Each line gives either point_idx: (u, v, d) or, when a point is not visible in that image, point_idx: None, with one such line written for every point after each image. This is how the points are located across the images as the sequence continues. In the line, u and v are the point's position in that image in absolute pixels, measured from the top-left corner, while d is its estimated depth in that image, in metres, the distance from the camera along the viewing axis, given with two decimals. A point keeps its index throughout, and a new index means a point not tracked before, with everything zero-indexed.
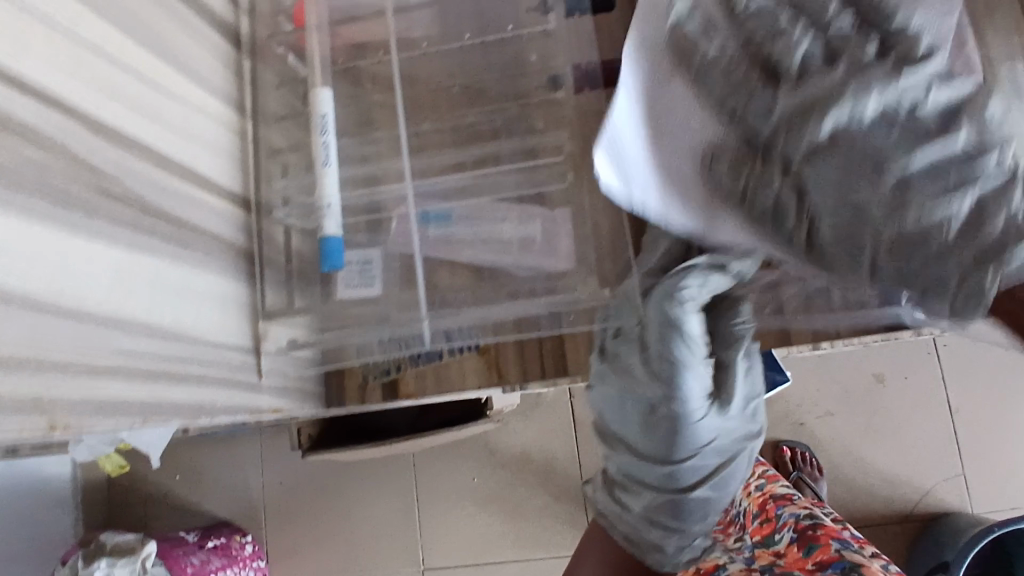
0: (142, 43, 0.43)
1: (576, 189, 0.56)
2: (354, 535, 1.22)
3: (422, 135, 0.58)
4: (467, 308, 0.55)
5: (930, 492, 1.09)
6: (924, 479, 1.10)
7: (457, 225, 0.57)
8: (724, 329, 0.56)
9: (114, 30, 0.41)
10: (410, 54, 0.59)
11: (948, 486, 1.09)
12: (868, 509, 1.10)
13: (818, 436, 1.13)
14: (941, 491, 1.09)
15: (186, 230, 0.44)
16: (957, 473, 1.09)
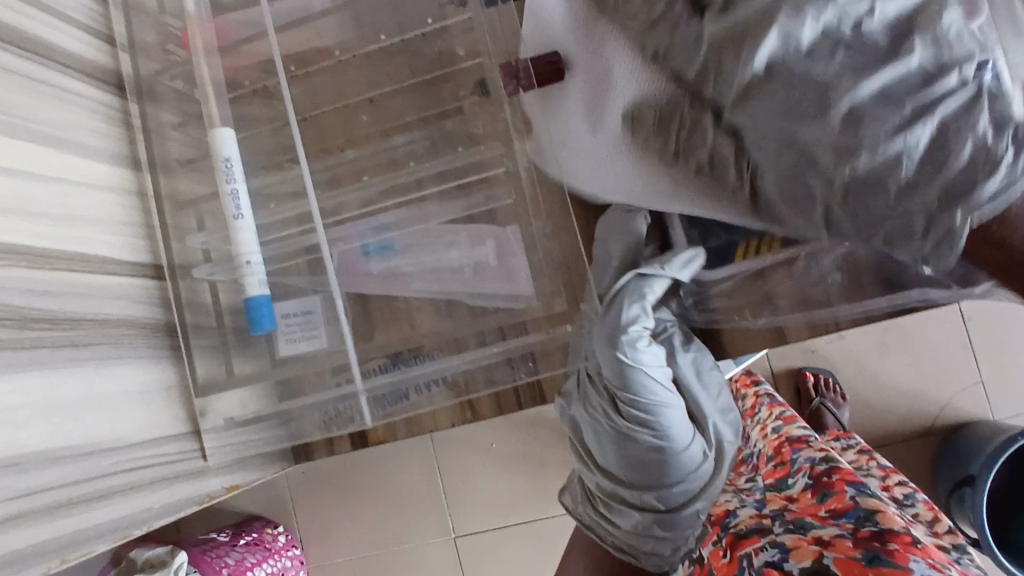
0: None
1: (529, 200, 0.49)
2: (383, 510, 1.19)
3: (350, 160, 0.51)
4: (429, 358, 0.49)
5: (948, 404, 1.03)
6: (942, 390, 1.03)
7: (400, 256, 0.51)
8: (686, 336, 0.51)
9: None
10: (323, 65, 0.52)
11: (966, 393, 1.03)
12: (888, 428, 1.04)
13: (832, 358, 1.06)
14: (959, 399, 1.03)
15: (83, 328, 0.39)
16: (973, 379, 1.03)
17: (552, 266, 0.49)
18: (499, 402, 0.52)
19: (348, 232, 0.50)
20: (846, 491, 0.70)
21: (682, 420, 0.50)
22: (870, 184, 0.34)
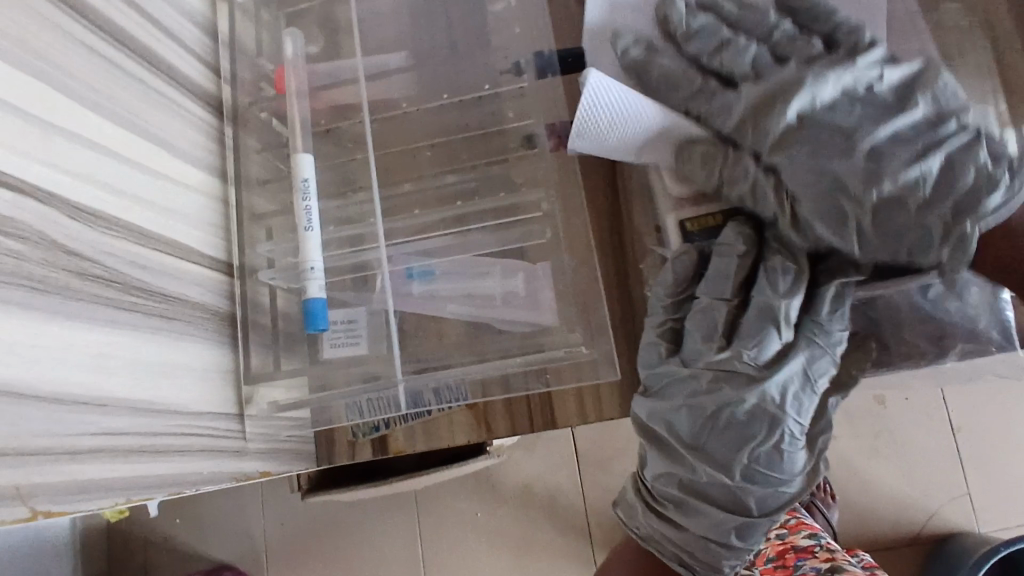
0: (121, 123, 0.44)
1: (556, 244, 0.57)
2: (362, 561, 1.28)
3: (404, 197, 0.58)
4: (453, 363, 0.55)
5: (937, 515, 1.21)
6: (931, 502, 1.21)
7: (439, 281, 0.57)
8: None
9: (95, 117, 0.42)
10: (390, 114, 0.60)
11: (954, 507, 1.21)
12: (877, 534, 1.21)
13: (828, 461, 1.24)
14: (947, 512, 1.21)
15: (167, 302, 0.45)
16: (964, 493, 1.21)
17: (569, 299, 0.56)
18: (513, 420, 0.58)
19: (394, 254, 0.57)
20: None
21: None
22: (891, 204, 0.46)
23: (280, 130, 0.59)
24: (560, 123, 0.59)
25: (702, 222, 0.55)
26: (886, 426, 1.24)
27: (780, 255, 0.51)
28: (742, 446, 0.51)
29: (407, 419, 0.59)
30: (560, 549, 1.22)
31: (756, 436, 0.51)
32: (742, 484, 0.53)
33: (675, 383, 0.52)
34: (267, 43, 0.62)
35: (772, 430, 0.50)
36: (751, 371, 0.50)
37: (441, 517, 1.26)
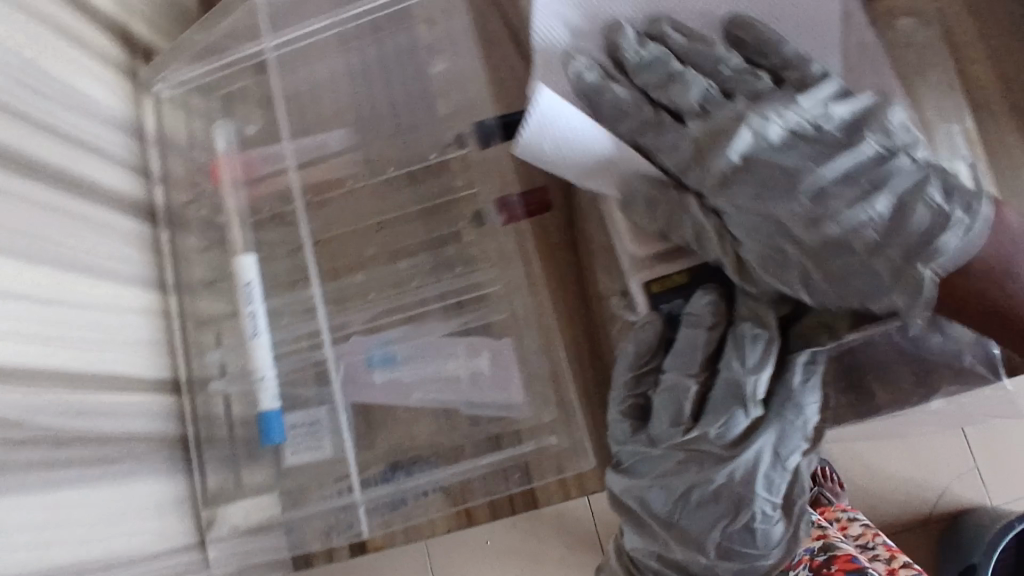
0: (45, 262, 0.42)
1: (520, 316, 0.54)
2: None
3: (357, 283, 0.56)
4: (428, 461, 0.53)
5: (947, 491, 1.05)
6: (937, 479, 1.05)
7: (402, 367, 0.54)
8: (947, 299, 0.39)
9: (19, 263, 0.40)
10: (336, 193, 0.58)
11: (965, 482, 1.05)
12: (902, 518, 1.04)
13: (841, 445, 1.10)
14: (957, 487, 1.05)
15: (109, 444, 0.43)
16: (969, 467, 1.05)
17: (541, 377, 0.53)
18: None
19: (354, 345, 0.54)
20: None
21: None
22: (837, 245, 0.42)
23: (220, 220, 0.55)
24: (508, 193, 0.55)
25: (671, 282, 0.48)
26: None
27: (748, 322, 0.46)
28: (716, 523, 0.49)
29: None
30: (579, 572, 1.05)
31: (726, 514, 0.48)
32: (717, 562, 0.50)
33: (644, 461, 0.49)
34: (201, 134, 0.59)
35: (741, 510, 0.47)
36: (718, 450, 0.47)
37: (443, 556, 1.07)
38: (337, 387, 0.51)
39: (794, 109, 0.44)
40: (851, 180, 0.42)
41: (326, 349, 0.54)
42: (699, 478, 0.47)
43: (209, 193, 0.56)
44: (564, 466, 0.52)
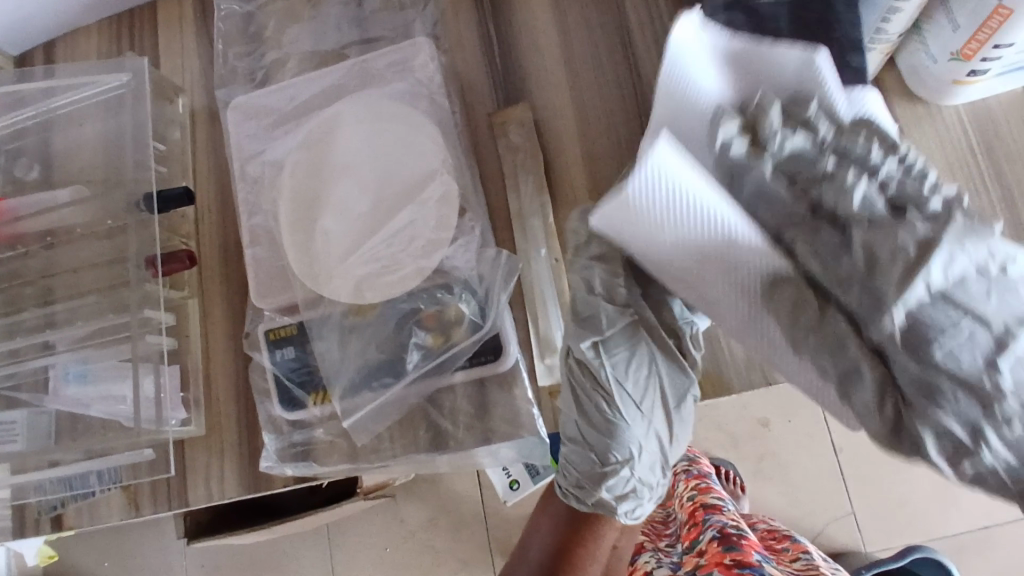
0: None
1: (186, 351, 0.67)
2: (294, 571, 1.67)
3: (60, 312, 0.68)
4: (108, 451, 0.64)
5: (829, 534, 1.37)
6: (839, 508, 1.37)
7: (89, 382, 0.66)
8: (490, 271, 0.61)
9: None
10: (66, 239, 0.70)
11: (837, 527, 1.37)
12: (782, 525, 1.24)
13: (778, 455, 1.41)
14: (830, 532, 1.37)
15: None
16: (846, 513, 1.37)
17: (194, 394, 0.66)
18: (155, 499, 0.66)
19: (59, 361, 0.67)
20: (750, 551, 0.95)
21: (418, 352, 0.60)
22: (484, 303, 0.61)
23: None
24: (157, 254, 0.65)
25: (280, 332, 0.62)
26: (768, 448, 1.41)
27: (313, 389, 0.61)
28: (305, 470, 0.61)
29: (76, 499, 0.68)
30: (438, 546, 1.63)
31: (311, 464, 0.61)
32: (340, 471, 0.62)
33: (279, 450, 0.62)
34: None
35: (315, 461, 0.61)
36: (279, 449, 0.62)
37: (348, 531, 1.67)
38: (53, 395, 0.66)
39: (469, 279, 0.60)
40: (484, 307, 0.60)
41: (31, 362, 0.67)
42: (293, 458, 0.62)
43: None
44: (207, 462, 0.65)
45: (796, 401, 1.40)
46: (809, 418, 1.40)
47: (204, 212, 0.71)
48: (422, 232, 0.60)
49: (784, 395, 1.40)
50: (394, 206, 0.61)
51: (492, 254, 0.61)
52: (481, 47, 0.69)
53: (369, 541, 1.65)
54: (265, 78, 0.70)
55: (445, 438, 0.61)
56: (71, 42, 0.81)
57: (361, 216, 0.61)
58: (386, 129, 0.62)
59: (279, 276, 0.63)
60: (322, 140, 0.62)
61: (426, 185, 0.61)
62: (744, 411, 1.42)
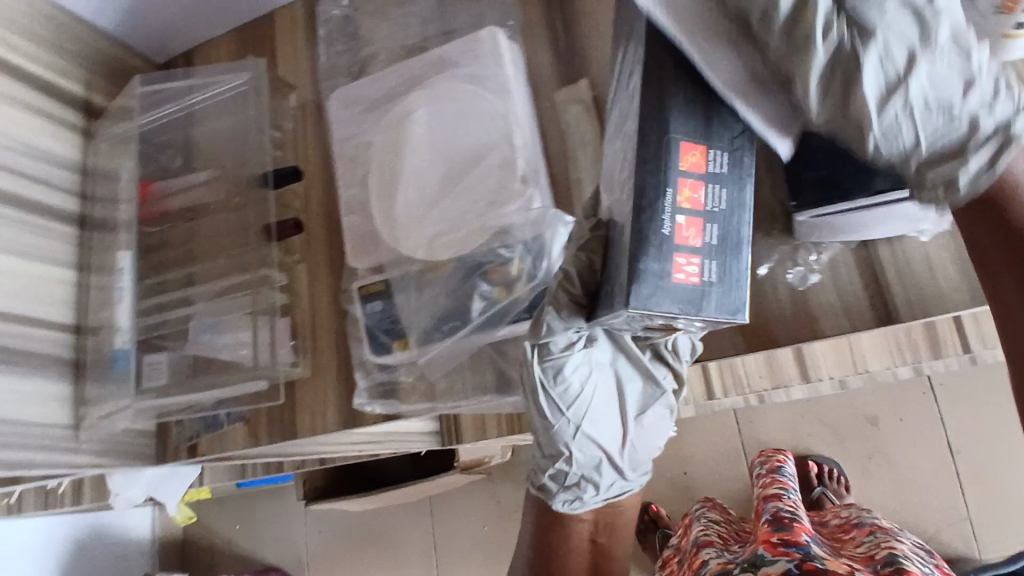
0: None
1: (295, 306, 0.79)
2: (407, 530, 1.92)
3: (197, 273, 0.82)
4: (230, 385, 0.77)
5: (937, 535, 1.45)
6: (955, 510, 1.45)
7: (217, 330, 0.79)
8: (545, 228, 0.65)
9: None
10: (203, 214, 0.84)
11: (951, 530, 1.45)
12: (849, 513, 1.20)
13: (894, 456, 1.51)
14: (945, 534, 1.45)
15: (16, 355, 0.73)
16: (963, 516, 1.44)
17: (302, 342, 0.78)
18: (271, 430, 0.79)
19: (195, 313, 0.81)
20: (801, 533, 0.93)
21: (482, 302, 0.68)
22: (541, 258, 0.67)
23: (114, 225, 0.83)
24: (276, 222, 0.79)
25: (370, 288, 0.72)
26: (877, 447, 1.52)
27: (394, 336, 0.71)
28: (389, 406, 0.71)
29: (210, 429, 0.82)
30: None
31: (394, 401, 0.71)
32: (419, 409, 0.71)
33: (369, 388, 0.72)
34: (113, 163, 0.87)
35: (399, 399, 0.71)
36: (369, 387, 0.72)
37: (452, 501, 1.88)
38: (189, 340, 0.80)
39: (525, 235, 0.66)
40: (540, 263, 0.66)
41: (173, 314, 0.82)
42: (380, 396, 0.72)
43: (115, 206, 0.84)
44: (310, 401, 0.77)
45: (913, 401, 1.50)
46: (927, 419, 1.49)
47: (311, 188, 0.83)
48: (484, 195, 0.68)
49: (901, 396, 1.51)
50: (461, 172, 0.69)
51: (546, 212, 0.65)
52: (546, 33, 0.76)
53: (472, 515, 1.84)
54: (361, 71, 0.81)
55: (510, 382, 0.69)
56: (206, 52, 0.97)
57: (433, 183, 0.69)
58: (456, 106, 0.70)
59: (370, 239, 0.73)
60: (404, 118, 0.72)
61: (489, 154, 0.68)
62: (850, 406, 1.54)
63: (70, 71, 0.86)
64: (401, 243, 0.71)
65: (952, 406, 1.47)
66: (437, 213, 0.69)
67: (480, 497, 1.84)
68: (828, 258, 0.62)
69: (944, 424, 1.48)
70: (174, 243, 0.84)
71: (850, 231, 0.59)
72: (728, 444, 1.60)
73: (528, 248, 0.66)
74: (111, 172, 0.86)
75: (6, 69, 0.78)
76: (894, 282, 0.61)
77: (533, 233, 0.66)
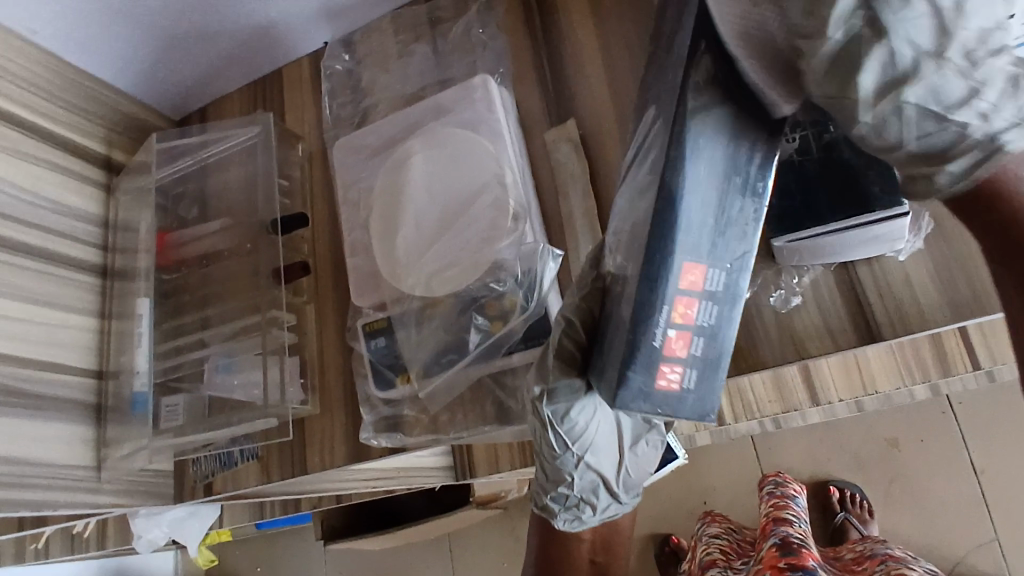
0: (22, 299, 0.77)
1: (305, 345, 0.83)
2: (428, 566, 1.92)
3: (211, 316, 0.86)
4: (242, 424, 0.80)
5: (962, 559, 1.43)
6: (978, 532, 1.43)
7: (231, 370, 0.83)
8: (533, 262, 0.70)
9: (4, 298, 0.75)
10: (216, 261, 0.89)
11: (976, 553, 1.42)
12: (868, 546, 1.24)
13: (911, 477, 1.49)
14: (970, 557, 1.42)
15: (43, 399, 0.77)
16: (987, 538, 1.42)
17: (311, 379, 0.81)
18: (283, 465, 0.81)
19: (210, 355, 0.84)
20: (805, 558, 1.00)
21: (476, 333, 0.72)
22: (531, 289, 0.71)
23: (133, 274, 0.88)
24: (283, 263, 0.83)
25: (374, 324, 0.75)
26: (894, 468, 1.51)
27: (396, 369, 0.74)
28: (394, 440, 0.73)
29: (225, 467, 0.85)
30: None
31: (400, 433, 0.73)
32: (423, 441, 0.73)
33: (374, 422, 0.74)
34: (133, 215, 0.92)
35: (404, 432, 0.73)
36: (374, 420, 0.75)
37: (471, 537, 1.87)
38: (205, 381, 0.83)
39: (513, 266, 0.70)
40: (529, 293, 0.70)
41: (189, 357, 0.86)
42: (387, 429, 0.74)
43: (134, 255, 0.89)
44: (320, 435, 0.80)
45: (926, 421, 1.49)
46: (941, 439, 1.47)
47: (318, 231, 0.87)
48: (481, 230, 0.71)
49: (913, 416, 1.50)
50: (456, 209, 0.72)
51: (533, 246, 0.70)
52: (535, 77, 0.80)
53: (492, 552, 1.83)
54: (363, 119, 0.86)
55: (510, 412, 0.72)
56: (220, 107, 1.02)
57: (433, 223, 0.73)
58: (450, 148, 0.73)
59: (374, 277, 0.77)
60: (402, 160, 0.75)
61: (484, 191, 0.72)
62: (863, 430, 1.53)
63: (94, 130, 0.92)
64: (403, 283, 0.74)
65: (968, 426, 1.46)
66: (436, 250, 0.73)
67: (499, 531, 1.84)
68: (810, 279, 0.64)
69: (960, 443, 1.47)
70: (190, 289, 0.89)
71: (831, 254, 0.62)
72: (743, 471, 1.59)
73: (518, 278, 0.70)
74: (130, 224, 0.91)
75: (36, 133, 0.84)
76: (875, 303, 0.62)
77: (522, 264, 0.70)
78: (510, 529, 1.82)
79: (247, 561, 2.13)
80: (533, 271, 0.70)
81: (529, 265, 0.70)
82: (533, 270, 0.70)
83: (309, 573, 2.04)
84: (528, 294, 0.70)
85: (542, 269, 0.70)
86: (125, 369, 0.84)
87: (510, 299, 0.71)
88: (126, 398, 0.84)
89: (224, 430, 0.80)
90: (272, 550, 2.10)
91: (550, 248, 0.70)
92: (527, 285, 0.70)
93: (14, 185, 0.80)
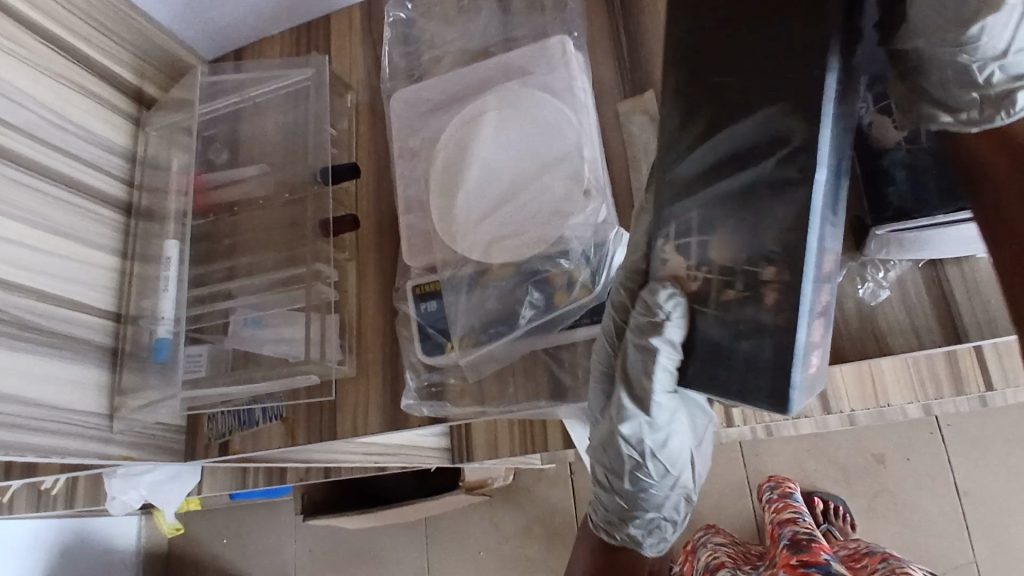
0: (44, 229, 0.72)
1: (343, 304, 0.78)
2: (406, 550, 1.88)
3: (242, 266, 0.81)
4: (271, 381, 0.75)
5: None
6: (966, 553, 1.43)
7: (263, 325, 0.78)
8: (602, 243, 0.66)
9: (25, 226, 0.70)
10: (250, 208, 0.84)
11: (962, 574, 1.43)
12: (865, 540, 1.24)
13: (904, 494, 1.49)
14: None
15: (58, 337, 0.71)
16: (974, 559, 1.43)
17: (348, 341, 0.77)
18: (310, 428, 0.77)
19: (240, 307, 0.80)
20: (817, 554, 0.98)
21: (533, 307, 0.67)
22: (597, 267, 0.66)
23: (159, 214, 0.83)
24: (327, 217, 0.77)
25: (426, 287, 0.71)
26: (887, 484, 1.51)
27: (445, 336, 0.70)
28: (436, 409, 0.70)
29: (244, 427, 0.80)
30: (533, 548, 1.74)
31: (443, 404, 0.70)
32: (466, 413, 0.70)
33: (417, 389, 0.71)
34: (162, 153, 0.86)
35: (449, 401, 0.70)
36: (416, 388, 0.71)
37: (455, 524, 1.84)
38: (234, 335, 0.79)
39: (580, 242, 0.65)
40: (597, 272, 0.66)
41: (216, 307, 0.81)
42: (431, 397, 0.70)
43: (162, 194, 0.84)
44: (353, 399, 0.76)
45: (923, 439, 1.49)
46: (936, 458, 1.48)
47: (363, 188, 0.83)
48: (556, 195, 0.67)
49: (910, 434, 1.50)
50: (527, 173, 0.68)
51: (604, 225, 0.66)
52: (610, 46, 0.77)
53: (474, 540, 1.80)
54: (421, 74, 0.82)
55: (564, 390, 0.69)
56: (259, 50, 0.97)
57: (500, 185, 0.69)
58: (526, 108, 0.70)
59: (428, 237, 0.72)
60: (473, 117, 0.71)
61: (561, 156, 0.67)
62: (861, 444, 1.53)
63: (127, 58, 0.86)
64: (462, 245, 0.69)
65: (964, 447, 1.47)
66: (501, 213, 0.68)
67: (484, 520, 1.80)
68: (896, 275, 0.62)
69: (955, 464, 1.47)
70: (219, 236, 0.84)
71: (921, 250, 0.59)
72: (738, 476, 1.58)
73: (584, 256, 0.66)
74: (160, 161, 0.85)
75: (69, 53, 0.78)
76: (961, 305, 0.61)
77: (591, 243, 0.65)
78: (495, 519, 1.79)
79: (217, 531, 2.06)
80: (602, 251, 0.66)
81: (598, 245, 0.66)
82: (602, 245, 0.66)
83: (281, 548, 1.99)
84: (592, 276, 0.66)
85: (612, 249, 0.66)
86: (146, 314, 0.79)
87: (573, 276, 0.66)
88: (144, 344, 0.79)
89: (254, 386, 0.75)
90: (244, 522, 2.04)
91: (619, 234, 0.66)
92: (591, 267, 0.66)
93: (42, 106, 0.74)
